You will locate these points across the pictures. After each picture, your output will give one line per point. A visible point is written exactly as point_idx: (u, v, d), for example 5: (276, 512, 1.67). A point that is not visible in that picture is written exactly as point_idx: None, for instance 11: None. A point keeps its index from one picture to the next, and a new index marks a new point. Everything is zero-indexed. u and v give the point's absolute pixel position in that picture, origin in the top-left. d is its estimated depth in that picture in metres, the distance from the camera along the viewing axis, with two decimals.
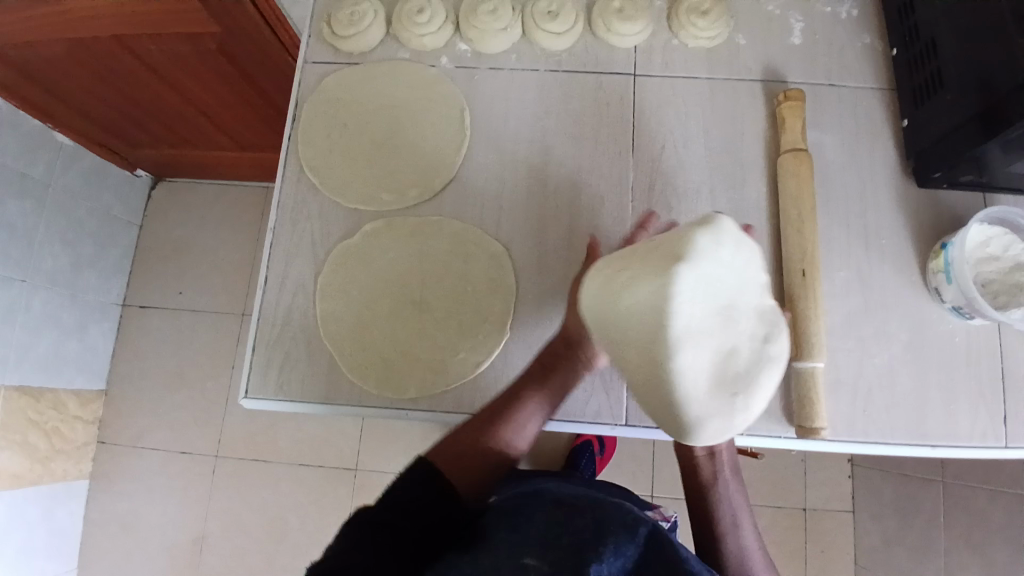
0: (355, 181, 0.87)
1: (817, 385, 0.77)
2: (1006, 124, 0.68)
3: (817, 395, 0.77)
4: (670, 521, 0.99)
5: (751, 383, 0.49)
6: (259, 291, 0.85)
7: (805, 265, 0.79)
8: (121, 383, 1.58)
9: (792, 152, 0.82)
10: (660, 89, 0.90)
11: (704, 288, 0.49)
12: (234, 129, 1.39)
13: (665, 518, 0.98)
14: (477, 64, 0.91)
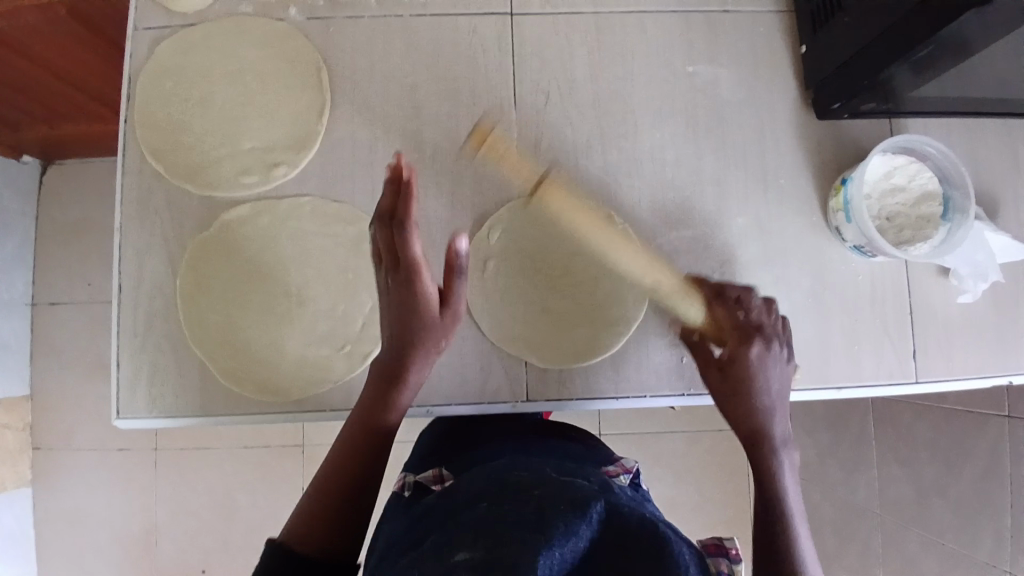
0: (207, 164, 0.78)
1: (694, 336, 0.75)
2: (916, 46, 0.63)
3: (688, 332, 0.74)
4: (632, 471, 0.73)
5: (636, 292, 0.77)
6: (113, 303, 0.76)
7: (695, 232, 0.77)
8: (46, 380, 1.38)
9: None
10: (542, 28, 0.80)
11: (558, 247, 0.77)
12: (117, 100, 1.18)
13: (627, 469, 0.73)
14: (333, 13, 0.80)
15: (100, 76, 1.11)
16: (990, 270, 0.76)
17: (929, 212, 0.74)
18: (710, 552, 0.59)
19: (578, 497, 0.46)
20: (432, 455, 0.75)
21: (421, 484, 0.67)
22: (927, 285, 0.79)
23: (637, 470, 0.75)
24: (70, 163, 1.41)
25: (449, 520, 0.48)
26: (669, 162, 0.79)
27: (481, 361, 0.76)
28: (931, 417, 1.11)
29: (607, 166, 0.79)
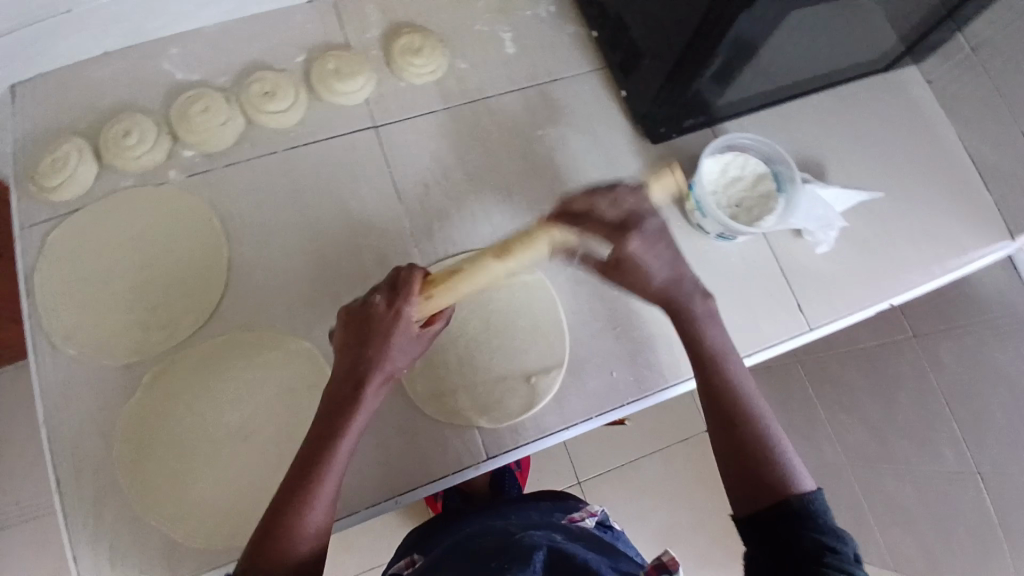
0: (121, 332, 0.80)
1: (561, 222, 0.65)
2: (708, 62, 0.78)
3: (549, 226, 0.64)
4: (598, 512, 0.85)
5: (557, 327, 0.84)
6: (54, 499, 0.74)
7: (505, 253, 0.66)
8: None
9: None
10: (405, 132, 0.91)
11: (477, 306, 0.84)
12: None
13: (592, 511, 0.84)
14: (212, 165, 0.87)
15: None
16: (834, 219, 0.90)
17: (765, 190, 0.89)
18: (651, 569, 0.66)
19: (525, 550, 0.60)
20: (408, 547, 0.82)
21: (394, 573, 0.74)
22: (789, 247, 0.92)
23: (603, 509, 0.87)
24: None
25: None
26: (547, 210, 0.89)
27: (437, 435, 0.80)
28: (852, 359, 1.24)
29: (497, 229, 0.88)
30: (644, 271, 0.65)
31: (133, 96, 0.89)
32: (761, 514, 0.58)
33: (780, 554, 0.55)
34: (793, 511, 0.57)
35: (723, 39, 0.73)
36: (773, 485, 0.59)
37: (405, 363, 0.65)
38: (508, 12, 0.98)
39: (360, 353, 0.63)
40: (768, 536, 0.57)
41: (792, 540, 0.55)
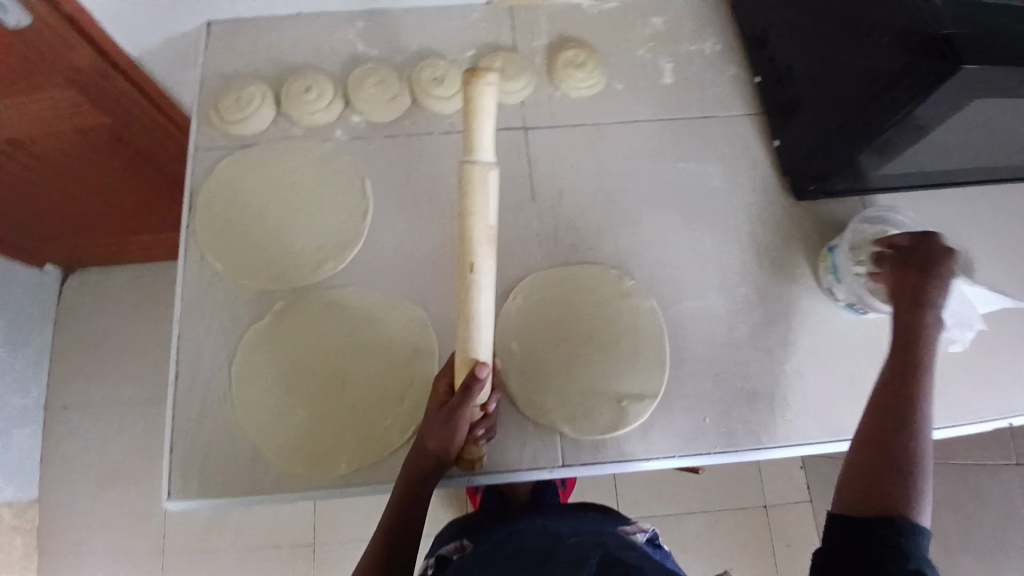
0: (262, 262, 0.87)
1: (478, 191, 0.63)
2: (878, 131, 0.75)
3: (475, 195, 0.63)
4: (648, 532, 0.82)
5: (660, 357, 0.84)
6: (171, 392, 0.82)
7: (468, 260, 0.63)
8: (61, 489, 1.37)
9: None
10: (550, 138, 0.94)
11: (586, 317, 0.86)
12: (146, 212, 1.29)
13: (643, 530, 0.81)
14: (372, 132, 0.93)
15: (137, 194, 1.22)
16: (973, 319, 0.85)
17: None
18: None
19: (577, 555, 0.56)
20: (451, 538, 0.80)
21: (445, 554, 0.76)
22: None
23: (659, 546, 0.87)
24: (91, 276, 1.50)
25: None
26: (672, 241, 0.90)
27: (519, 430, 0.81)
28: None
29: (618, 250, 0.89)
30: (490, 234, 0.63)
31: (317, 56, 0.97)
32: (858, 513, 0.61)
33: (861, 552, 0.57)
34: (894, 527, 0.58)
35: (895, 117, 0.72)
36: (888, 501, 0.60)
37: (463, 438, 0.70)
38: (674, 45, 1.00)
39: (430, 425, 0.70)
40: (860, 530, 0.59)
41: (881, 549, 0.57)
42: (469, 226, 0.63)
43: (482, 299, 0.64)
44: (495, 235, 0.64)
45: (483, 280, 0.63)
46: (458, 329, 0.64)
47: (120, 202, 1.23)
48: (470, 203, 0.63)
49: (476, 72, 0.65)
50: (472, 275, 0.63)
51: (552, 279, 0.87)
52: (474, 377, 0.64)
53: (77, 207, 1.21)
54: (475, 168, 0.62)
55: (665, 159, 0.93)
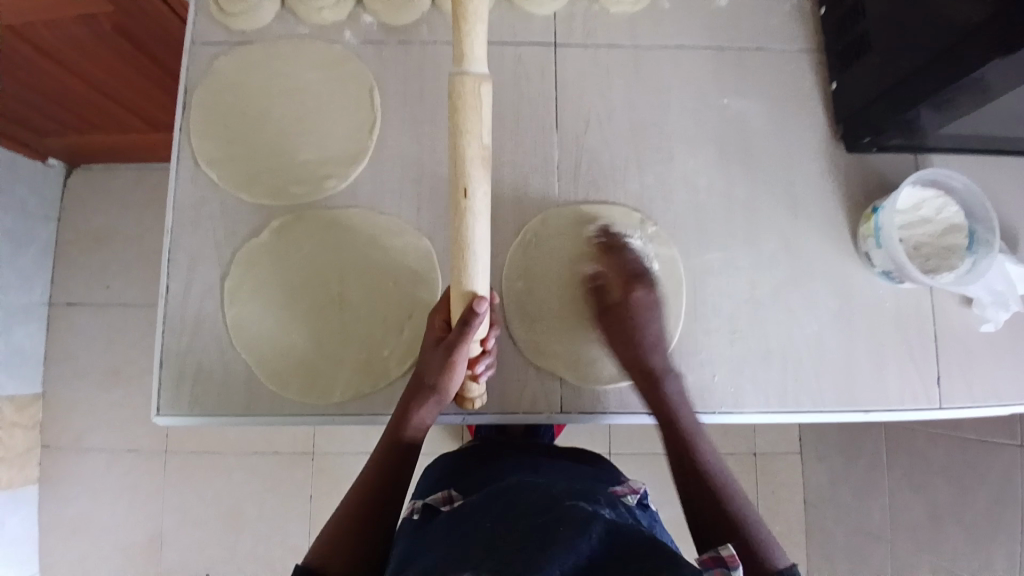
0: (261, 174, 0.81)
1: (470, 106, 0.55)
2: (937, 90, 0.67)
3: (467, 111, 0.55)
4: (639, 492, 0.76)
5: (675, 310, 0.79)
6: (162, 304, 0.78)
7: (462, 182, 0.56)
8: (63, 383, 1.39)
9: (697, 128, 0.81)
10: (583, 59, 0.84)
11: (601, 262, 0.80)
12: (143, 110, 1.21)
13: (634, 489, 0.76)
14: (385, 37, 0.84)
15: (141, 91, 1.13)
16: (1011, 298, 0.79)
17: (954, 243, 0.78)
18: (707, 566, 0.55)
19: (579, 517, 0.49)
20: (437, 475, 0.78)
21: (430, 506, 0.68)
22: (949, 313, 0.82)
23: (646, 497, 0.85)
24: (92, 171, 1.44)
25: (457, 539, 0.53)
26: (704, 186, 0.82)
27: (519, 373, 0.78)
28: (945, 444, 1.14)
29: (643, 191, 0.82)
30: (484, 149, 0.56)
31: None
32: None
33: None
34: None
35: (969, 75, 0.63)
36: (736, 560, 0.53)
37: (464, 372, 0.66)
38: None
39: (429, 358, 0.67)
40: None
41: None
42: (462, 146, 0.55)
43: (477, 229, 0.57)
44: (489, 156, 0.56)
45: (477, 208, 0.56)
46: (453, 262, 0.58)
47: (122, 98, 1.14)
48: (461, 120, 0.55)
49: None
50: (467, 200, 0.56)
51: (569, 218, 0.81)
52: (471, 312, 0.59)
53: (74, 100, 1.12)
54: (463, 77, 0.53)
55: (707, 94, 0.84)
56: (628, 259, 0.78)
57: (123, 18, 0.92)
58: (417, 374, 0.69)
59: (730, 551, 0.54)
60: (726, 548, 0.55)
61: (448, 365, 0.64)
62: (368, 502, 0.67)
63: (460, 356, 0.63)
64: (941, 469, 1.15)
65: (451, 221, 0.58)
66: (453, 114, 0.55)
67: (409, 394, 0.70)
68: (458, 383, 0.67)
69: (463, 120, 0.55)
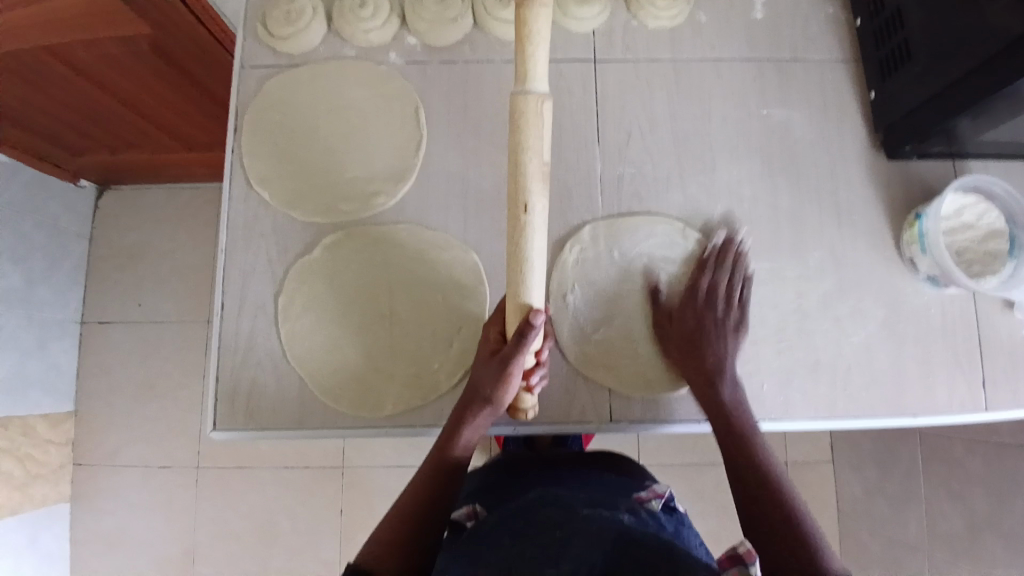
0: (311, 191, 0.83)
1: (532, 124, 0.56)
2: (983, 98, 0.67)
3: (529, 129, 0.56)
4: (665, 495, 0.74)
5: None
6: (218, 320, 0.80)
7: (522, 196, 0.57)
8: (98, 399, 1.41)
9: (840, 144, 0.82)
10: (622, 72, 0.86)
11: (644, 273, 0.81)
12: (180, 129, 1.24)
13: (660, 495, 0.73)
14: (430, 56, 0.86)
15: (177, 112, 1.17)
16: None
17: (996, 249, 0.79)
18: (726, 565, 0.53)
19: (594, 531, 0.54)
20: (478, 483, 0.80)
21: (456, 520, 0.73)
22: (995, 318, 0.82)
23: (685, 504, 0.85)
24: (127, 190, 1.48)
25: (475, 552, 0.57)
26: (746, 196, 0.83)
27: (569, 384, 0.79)
28: (984, 453, 1.14)
29: (686, 201, 0.83)
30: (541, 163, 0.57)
31: None
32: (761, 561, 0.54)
33: None
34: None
35: (1010, 85, 0.64)
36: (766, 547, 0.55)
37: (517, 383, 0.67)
38: None
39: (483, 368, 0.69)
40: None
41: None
42: (522, 162, 0.57)
43: (536, 244, 0.58)
44: (548, 171, 0.58)
45: (536, 223, 0.58)
46: (510, 276, 0.59)
47: (153, 116, 1.16)
48: (523, 139, 0.56)
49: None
50: (526, 215, 0.58)
51: (611, 229, 0.82)
52: (528, 324, 0.59)
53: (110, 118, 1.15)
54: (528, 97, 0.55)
55: (746, 105, 0.85)
56: (718, 275, 0.78)
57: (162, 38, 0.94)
58: (471, 385, 0.71)
59: (746, 547, 0.54)
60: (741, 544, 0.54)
61: (503, 375, 0.65)
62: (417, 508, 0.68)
63: (515, 367, 0.64)
64: (981, 478, 1.14)
65: (510, 233, 0.59)
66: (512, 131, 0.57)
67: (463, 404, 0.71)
68: (512, 394, 0.68)
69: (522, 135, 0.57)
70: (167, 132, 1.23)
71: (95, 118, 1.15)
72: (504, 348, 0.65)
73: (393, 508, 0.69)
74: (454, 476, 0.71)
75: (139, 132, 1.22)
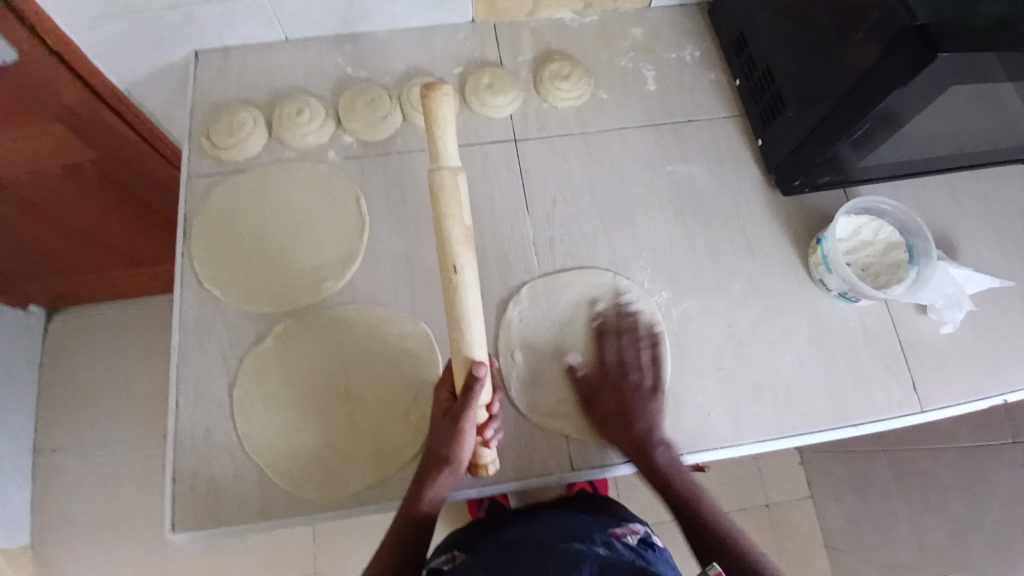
0: (261, 285, 0.86)
1: (450, 195, 0.62)
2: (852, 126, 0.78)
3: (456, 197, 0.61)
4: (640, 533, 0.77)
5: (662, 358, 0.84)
6: (171, 422, 0.80)
7: (452, 258, 0.62)
8: (50, 540, 1.32)
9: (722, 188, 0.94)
10: (541, 148, 0.96)
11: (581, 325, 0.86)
12: (132, 248, 1.27)
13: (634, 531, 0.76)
14: (365, 151, 0.94)
15: (127, 232, 1.20)
16: (961, 299, 0.87)
17: (896, 259, 0.88)
18: None
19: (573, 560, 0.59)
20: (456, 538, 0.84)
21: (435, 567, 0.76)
22: (911, 321, 0.89)
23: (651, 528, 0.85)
24: (78, 316, 1.48)
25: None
26: (667, 241, 0.91)
27: (528, 436, 0.80)
28: (947, 460, 1.19)
29: (615, 253, 0.90)
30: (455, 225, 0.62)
31: (308, 83, 0.98)
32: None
33: None
34: None
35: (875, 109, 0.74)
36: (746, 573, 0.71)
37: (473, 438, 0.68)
38: (654, 54, 1.03)
39: (439, 429, 0.70)
40: None
41: None
42: (446, 230, 0.62)
43: (470, 302, 0.63)
44: (472, 233, 0.63)
45: (467, 282, 0.63)
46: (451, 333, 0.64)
47: (103, 237, 1.20)
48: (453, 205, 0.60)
49: (430, 85, 0.65)
50: (456, 275, 0.63)
51: (549, 285, 0.88)
52: (472, 377, 0.62)
53: (59, 244, 1.18)
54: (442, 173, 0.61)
55: (654, 163, 0.95)
56: (623, 341, 0.84)
57: (105, 161, 1.00)
58: (429, 448, 0.71)
59: (716, 571, 0.60)
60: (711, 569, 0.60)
61: (458, 434, 0.67)
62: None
63: (467, 424, 0.66)
64: (952, 486, 1.17)
65: (446, 294, 0.64)
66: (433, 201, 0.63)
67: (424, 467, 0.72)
68: (469, 449, 0.69)
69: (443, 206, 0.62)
70: (120, 252, 1.26)
71: (45, 246, 1.17)
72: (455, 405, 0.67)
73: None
74: (421, 539, 0.72)
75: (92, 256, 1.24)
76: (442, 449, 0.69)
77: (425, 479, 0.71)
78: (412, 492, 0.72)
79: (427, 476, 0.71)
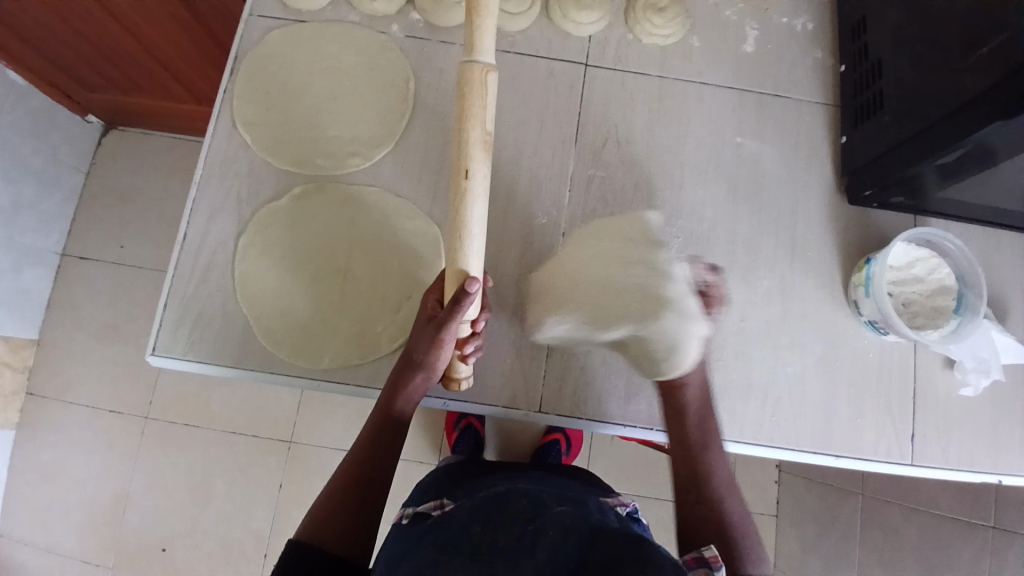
0: (291, 142, 0.85)
1: (477, 95, 0.58)
2: (941, 150, 0.69)
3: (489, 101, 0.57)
4: (630, 506, 0.76)
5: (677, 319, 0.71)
6: (177, 248, 0.82)
7: (466, 163, 0.58)
8: (63, 330, 1.42)
9: (802, 179, 0.88)
10: (610, 82, 0.89)
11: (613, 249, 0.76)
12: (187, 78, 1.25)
13: (623, 503, 0.75)
14: (430, 35, 0.89)
15: (191, 63, 1.19)
16: (992, 366, 0.81)
17: (942, 304, 0.81)
18: (690, 565, 0.57)
19: (565, 530, 0.52)
20: (433, 479, 0.84)
21: (421, 513, 0.68)
22: (932, 373, 0.83)
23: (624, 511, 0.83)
24: (129, 131, 1.50)
25: (448, 540, 0.53)
26: (708, 216, 0.86)
27: (505, 365, 0.80)
28: (921, 519, 1.15)
29: (651, 213, 0.86)
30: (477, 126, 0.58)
31: None
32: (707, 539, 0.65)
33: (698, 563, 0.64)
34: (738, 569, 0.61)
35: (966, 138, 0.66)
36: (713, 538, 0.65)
37: (453, 348, 0.68)
38: (765, 13, 0.93)
39: (419, 337, 0.70)
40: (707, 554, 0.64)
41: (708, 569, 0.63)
42: (465, 131, 0.58)
43: (475, 212, 0.59)
44: (491, 142, 0.59)
45: (477, 191, 0.59)
46: (450, 241, 0.61)
47: (166, 64, 1.19)
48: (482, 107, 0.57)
49: None
50: (467, 182, 0.59)
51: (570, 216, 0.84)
52: (464, 292, 0.61)
53: (124, 57, 1.18)
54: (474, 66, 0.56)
55: (724, 132, 0.88)
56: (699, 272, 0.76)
57: None
58: (407, 353, 0.71)
59: (713, 551, 0.57)
60: (708, 549, 0.57)
61: (440, 343, 0.67)
62: (357, 475, 0.69)
63: (450, 335, 0.66)
64: (917, 544, 1.14)
65: (452, 200, 0.60)
66: (458, 102, 0.58)
67: (400, 372, 0.72)
68: (446, 360, 0.69)
69: (474, 101, 0.58)
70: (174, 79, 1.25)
71: (112, 55, 1.17)
72: (440, 315, 0.66)
73: (330, 483, 0.69)
74: (394, 440, 0.72)
75: (147, 74, 1.24)
76: (422, 358, 0.69)
77: (401, 383, 0.72)
78: (385, 395, 0.72)
79: (403, 382, 0.72)
